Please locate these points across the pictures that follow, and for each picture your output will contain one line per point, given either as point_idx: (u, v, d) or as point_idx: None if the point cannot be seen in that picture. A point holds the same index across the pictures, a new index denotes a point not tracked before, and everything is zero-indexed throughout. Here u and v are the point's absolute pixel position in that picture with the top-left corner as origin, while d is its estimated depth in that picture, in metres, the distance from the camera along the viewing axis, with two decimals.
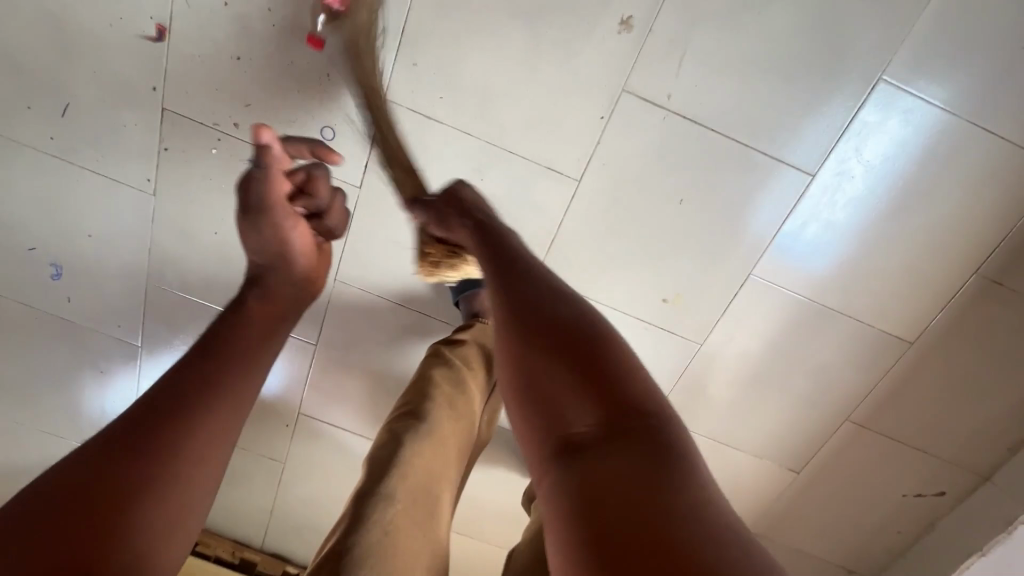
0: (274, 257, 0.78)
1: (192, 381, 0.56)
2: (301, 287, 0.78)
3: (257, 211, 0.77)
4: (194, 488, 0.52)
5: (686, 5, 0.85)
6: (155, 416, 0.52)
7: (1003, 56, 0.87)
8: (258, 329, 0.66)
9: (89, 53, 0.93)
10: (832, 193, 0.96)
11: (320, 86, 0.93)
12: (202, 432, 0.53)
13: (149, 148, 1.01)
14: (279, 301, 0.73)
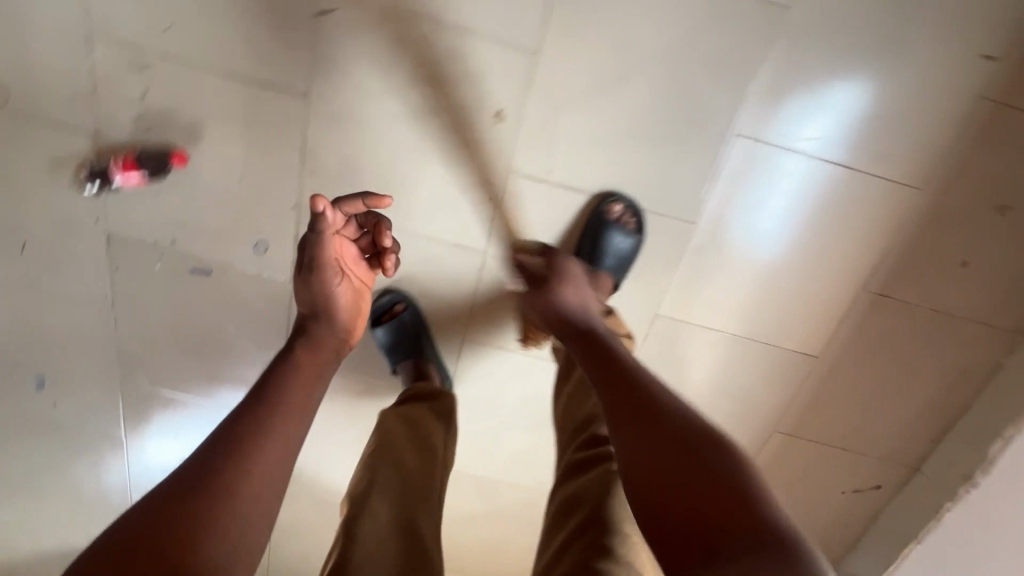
0: (318, 312, 0.86)
1: (250, 422, 0.65)
2: (341, 339, 0.86)
3: (310, 269, 0.85)
4: (257, 528, 0.58)
5: (549, 93, 0.93)
6: (223, 451, 0.61)
7: (848, 100, 0.94)
8: (301, 375, 0.74)
9: (36, 197, 1.05)
10: (766, 195, 1.00)
11: (241, 200, 1.04)
12: (257, 468, 0.61)
13: (102, 269, 1.12)
14: (322, 348, 0.81)
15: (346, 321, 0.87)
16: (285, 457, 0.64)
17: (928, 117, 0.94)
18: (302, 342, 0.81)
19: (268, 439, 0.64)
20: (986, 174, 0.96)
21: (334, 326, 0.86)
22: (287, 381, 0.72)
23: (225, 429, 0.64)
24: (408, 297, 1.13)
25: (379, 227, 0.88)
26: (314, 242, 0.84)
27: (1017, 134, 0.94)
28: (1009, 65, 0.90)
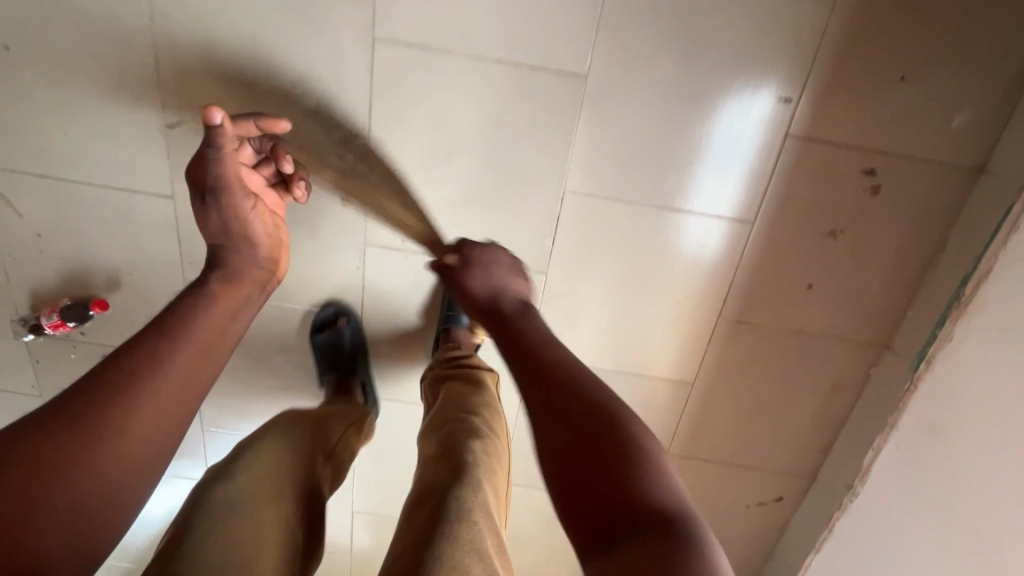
0: (229, 240, 0.94)
1: (157, 353, 0.73)
2: (261, 273, 0.96)
3: (215, 195, 0.89)
4: (160, 439, 0.70)
5: (387, 174, 1.02)
6: (124, 379, 0.69)
7: (664, 151, 1.00)
8: (219, 310, 0.84)
9: None
10: (718, 170, 1.00)
11: (136, 291, 1.14)
12: (158, 399, 0.70)
13: (24, 363, 1.22)
14: (236, 280, 0.91)
15: (264, 256, 0.97)
16: (191, 390, 0.75)
17: (742, 160, 1.00)
18: (217, 271, 0.90)
19: (177, 378, 0.73)
20: (806, 205, 1.02)
21: (253, 255, 0.95)
22: (194, 319, 0.79)
23: (134, 351, 0.73)
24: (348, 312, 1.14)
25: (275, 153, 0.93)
26: (214, 168, 0.87)
27: (827, 166, 0.99)
28: (807, 105, 0.95)
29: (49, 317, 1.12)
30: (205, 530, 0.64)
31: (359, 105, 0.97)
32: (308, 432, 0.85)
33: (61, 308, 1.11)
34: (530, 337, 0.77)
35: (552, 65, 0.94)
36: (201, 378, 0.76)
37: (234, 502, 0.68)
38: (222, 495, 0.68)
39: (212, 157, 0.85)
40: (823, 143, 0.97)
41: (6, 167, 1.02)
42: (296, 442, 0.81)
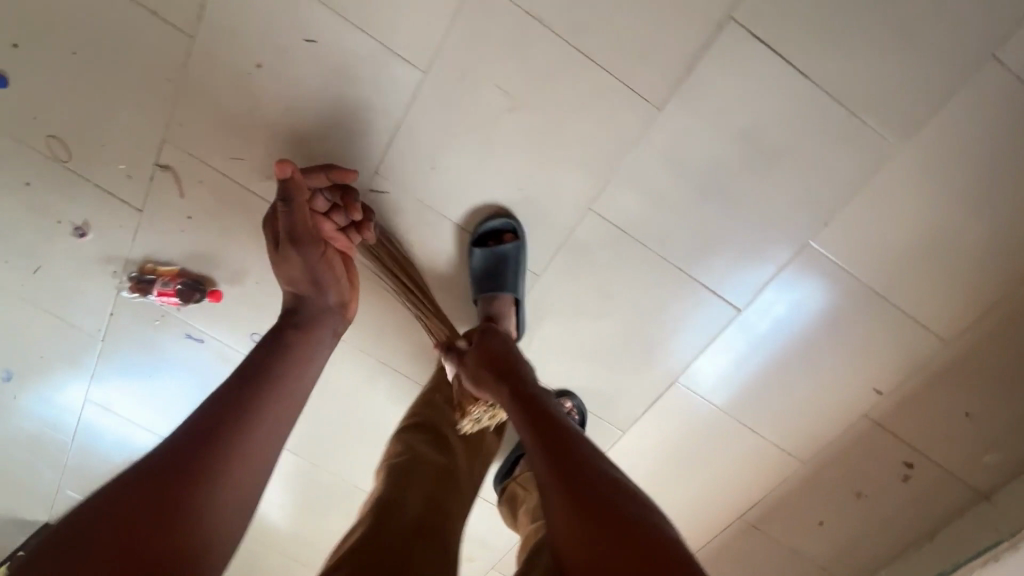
0: (305, 285, 0.93)
1: (229, 414, 0.67)
2: (333, 307, 0.94)
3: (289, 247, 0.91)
4: (236, 508, 0.64)
5: (538, 306, 1.12)
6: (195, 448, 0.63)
7: (765, 385, 1.16)
8: (293, 355, 0.79)
9: (67, 237, 1.14)
10: (746, 329, 1.10)
11: (252, 296, 1.16)
12: (234, 466, 0.64)
13: (103, 308, 1.21)
14: (311, 325, 0.87)
15: (336, 297, 0.95)
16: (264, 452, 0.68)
17: (819, 413, 1.17)
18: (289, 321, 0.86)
19: (249, 433, 0.67)
20: (848, 465, 1.21)
21: (327, 297, 0.94)
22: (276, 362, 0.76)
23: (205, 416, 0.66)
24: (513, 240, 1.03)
25: (346, 201, 0.98)
26: (288, 215, 0.90)
27: (879, 446, 1.18)
28: (890, 399, 1.14)
29: (166, 285, 1.12)
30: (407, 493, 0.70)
31: (547, 247, 1.06)
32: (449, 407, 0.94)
33: (183, 277, 1.13)
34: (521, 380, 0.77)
35: (721, 288, 1.07)
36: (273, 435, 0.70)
37: (418, 469, 0.75)
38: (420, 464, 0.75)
39: (288, 211, 0.89)
40: (886, 430, 1.16)
41: (197, 151, 1.03)
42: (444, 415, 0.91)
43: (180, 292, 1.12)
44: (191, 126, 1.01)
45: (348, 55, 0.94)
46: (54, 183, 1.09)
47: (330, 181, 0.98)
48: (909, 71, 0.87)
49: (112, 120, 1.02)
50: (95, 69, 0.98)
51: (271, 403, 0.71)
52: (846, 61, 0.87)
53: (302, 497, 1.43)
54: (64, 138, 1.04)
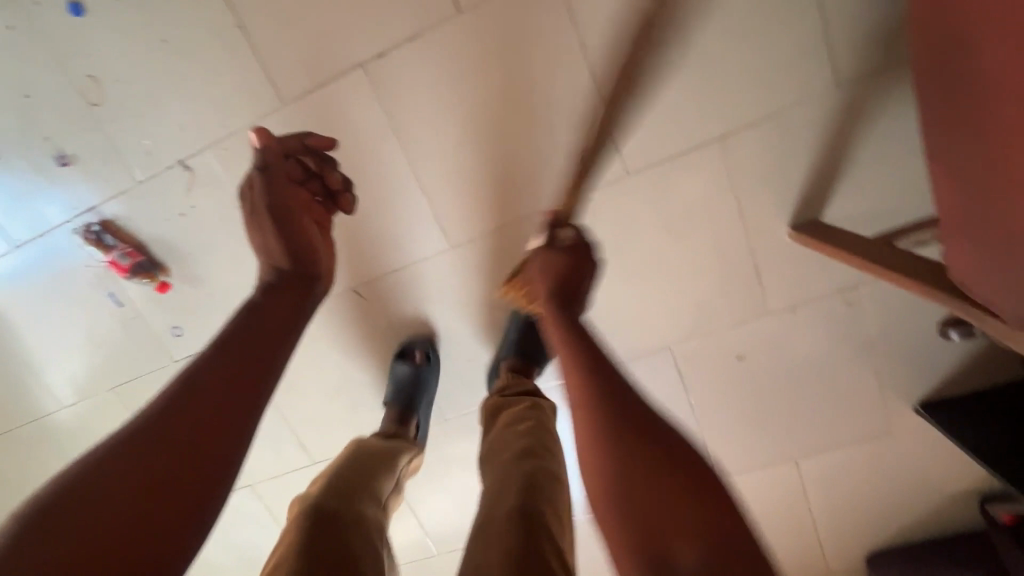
0: (281, 261, 0.87)
1: (196, 395, 0.65)
2: (312, 279, 0.88)
3: (261, 218, 0.88)
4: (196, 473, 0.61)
5: (429, 436, 1.33)
6: (149, 444, 0.60)
7: None
8: (269, 323, 0.76)
9: (40, 153, 1.10)
10: None
11: (196, 302, 1.20)
12: (165, 441, 0.61)
13: (36, 226, 1.17)
14: (280, 303, 0.80)
15: (321, 267, 0.90)
16: (233, 422, 0.65)
17: None
18: (262, 291, 0.82)
19: (183, 414, 0.63)
20: None
21: (301, 269, 0.87)
22: (241, 331, 0.73)
23: (167, 405, 0.64)
24: (424, 364, 1.18)
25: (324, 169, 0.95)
26: (265, 185, 0.89)
27: None
28: None
29: (122, 258, 1.14)
30: (333, 502, 0.75)
31: (461, 402, 1.28)
32: (373, 470, 0.88)
33: (142, 258, 1.15)
34: (610, 368, 0.72)
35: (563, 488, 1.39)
36: (236, 412, 0.66)
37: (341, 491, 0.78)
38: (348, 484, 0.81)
39: (264, 183, 0.88)
40: None
41: (224, 173, 1.09)
42: (365, 475, 0.86)
43: (133, 270, 1.15)
44: (234, 154, 1.07)
45: (400, 194, 1.07)
46: (63, 110, 1.06)
47: (307, 146, 0.95)
48: (750, 440, 1.21)
49: (163, 104, 1.04)
50: (177, 61, 1.01)
51: (233, 383, 0.67)
52: (719, 413, 1.19)
53: None
54: (101, 86, 1.03)
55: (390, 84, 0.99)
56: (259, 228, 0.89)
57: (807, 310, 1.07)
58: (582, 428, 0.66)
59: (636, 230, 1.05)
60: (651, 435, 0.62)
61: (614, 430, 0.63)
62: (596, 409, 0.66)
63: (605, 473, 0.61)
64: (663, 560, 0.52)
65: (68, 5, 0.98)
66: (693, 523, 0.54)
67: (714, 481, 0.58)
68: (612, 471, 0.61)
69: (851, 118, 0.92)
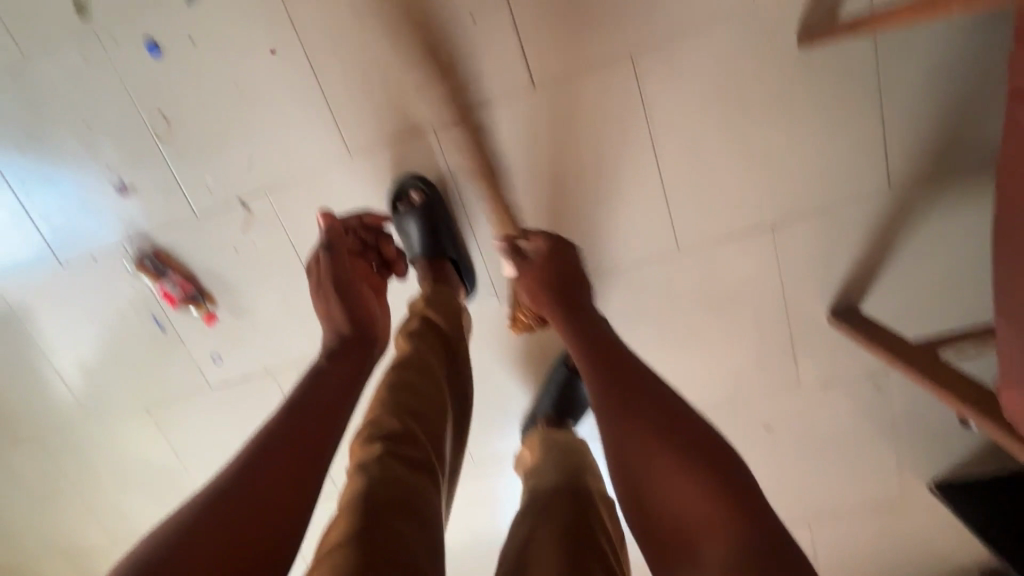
0: (343, 325, 0.84)
1: (260, 471, 0.61)
2: (374, 338, 0.85)
3: (325, 291, 0.88)
4: (274, 527, 0.58)
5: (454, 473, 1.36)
6: (231, 505, 0.58)
7: None
8: (336, 387, 0.72)
9: (101, 180, 1.12)
10: None
11: (239, 333, 1.22)
12: (246, 500, 0.59)
13: (87, 248, 1.18)
14: (348, 356, 0.79)
15: (382, 327, 0.88)
16: (296, 498, 0.61)
17: None
18: (326, 355, 0.78)
19: (265, 473, 0.61)
20: None
21: (364, 329, 0.85)
22: (315, 385, 0.71)
23: (247, 464, 0.62)
24: (432, 189, 1.03)
25: (380, 241, 0.99)
26: (331, 260, 0.90)
27: None
28: None
29: (173, 288, 1.15)
30: (382, 454, 0.69)
31: (489, 444, 1.31)
32: (427, 404, 0.78)
33: (192, 289, 1.16)
34: (628, 363, 0.68)
35: None
36: (312, 468, 0.63)
37: (388, 432, 0.72)
38: (394, 415, 0.74)
39: (331, 257, 0.90)
40: None
41: (286, 216, 1.11)
42: (416, 415, 0.75)
43: (183, 300, 1.16)
44: (297, 198, 1.09)
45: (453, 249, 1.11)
46: (129, 142, 1.08)
47: (363, 223, 0.99)
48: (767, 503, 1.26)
49: (233, 145, 1.06)
50: (251, 106, 1.03)
51: (309, 437, 0.65)
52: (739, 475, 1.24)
53: (147, 481, 1.45)
54: (172, 123, 1.06)
55: (460, 147, 1.03)
56: (323, 299, 0.88)
57: (834, 388, 1.12)
58: (603, 431, 0.63)
59: (683, 302, 1.09)
60: (669, 428, 0.60)
61: (629, 427, 0.61)
62: (614, 417, 0.63)
63: (625, 478, 0.60)
64: (704, 559, 0.50)
65: (146, 45, 1.00)
66: (720, 513, 0.52)
67: (745, 481, 0.55)
68: (626, 471, 0.60)
69: (896, 219, 0.97)
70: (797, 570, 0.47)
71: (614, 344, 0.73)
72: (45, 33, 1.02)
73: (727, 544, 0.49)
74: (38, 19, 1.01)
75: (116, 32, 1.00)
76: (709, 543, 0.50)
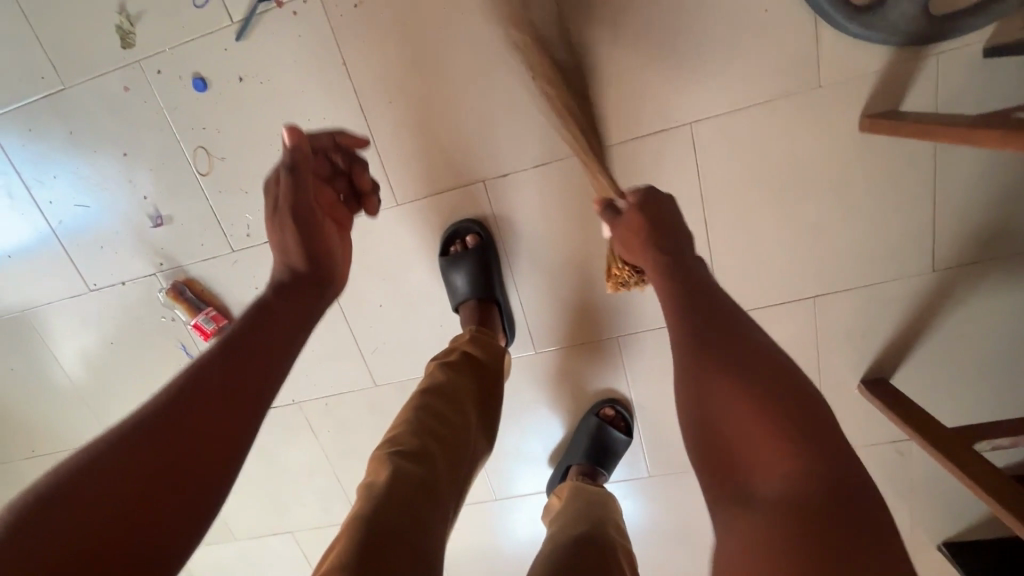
0: (298, 259, 0.78)
1: (188, 409, 0.57)
2: (330, 279, 0.80)
3: (283, 220, 0.78)
4: (202, 480, 0.56)
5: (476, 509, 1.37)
6: (151, 442, 0.54)
7: None
8: (278, 327, 0.69)
9: (137, 209, 1.10)
10: None
11: None
12: (173, 439, 0.55)
13: (118, 274, 1.16)
14: (301, 298, 0.75)
15: (339, 271, 0.83)
16: (227, 444, 0.58)
17: None
18: (273, 290, 0.74)
19: (193, 411, 0.58)
20: None
21: (318, 268, 0.80)
22: (263, 327, 0.68)
23: (172, 396, 0.58)
24: (488, 237, 1.02)
25: (354, 169, 0.87)
26: (293, 186, 0.77)
27: None
28: None
29: (207, 323, 1.12)
30: (408, 476, 0.69)
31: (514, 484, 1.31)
32: (447, 430, 0.78)
33: (225, 322, 1.14)
34: (713, 296, 0.63)
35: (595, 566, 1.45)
36: (247, 416, 0.61)
37: (414, 457, 0.72)
38: (423, 443, 0.74)
39: (294, 178, 0.76)
40: None
41: None
42: (433, 440, 0.75)
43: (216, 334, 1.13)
44: None
45: None
46: (168, 174, 1.05)
47: (337, 145, 0.85)
48: None
49: None
50: None
51: (248, 385, 0.62)
52: None
53: None
54: (211, 157, 1.03)
55: (506, 202, 1.00)
56: (279, 228, 0.78)
57: (860, 451, 1.14)
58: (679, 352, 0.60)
59: None
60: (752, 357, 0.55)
61: (707, 352, 0.57)
62: (690, 342, 0.59)
63: (698, 396, 0.56)
64: (772, 495, 0.47)
65: (192, 80, 0.97)
66: (796, 446, 0.48)
67: (826, 419, 0.50)
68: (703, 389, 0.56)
69: (940, 299, 0.98)
70: (869, 533, 0.43)
71: (700, 276, 0.67)
72: (83, 59, 0.98)
73: (789, 480, 0.47)
74: (75, 44, 0.97)
75: (157, 64, 0.97)
76: (778, 480, 0.47)
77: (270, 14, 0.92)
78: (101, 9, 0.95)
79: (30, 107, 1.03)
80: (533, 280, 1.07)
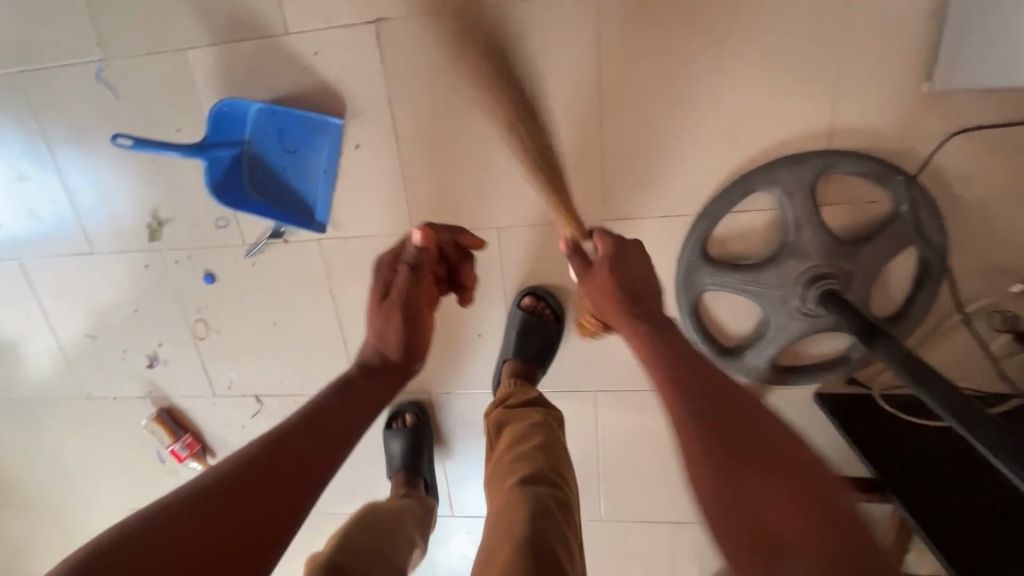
0: (393, 346, 0.93)
1: (280, 459, 0.71)
2: (405, 364, 0.94)
3: (393, 300, 0.93)
4: (271, 526, 0.65)
5: None
6: (237, 490, 0.65)
7: None
8: (357, 405, 0.84)
9: (137, 348, 1.29)
10: None
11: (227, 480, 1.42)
12: (250, 492, 0.65)
13: (111, 390, 1.35)
14: (377, 380, 0.90)
15: (423, 349, 0.97)
16: (296, 498, 0.69)
17: None
18: (362, 371, 0.90)
19: (274, 467, 0.69)
20: None
21: (404, 354, 0.94)
22: (334, 406, 0.81)
23: (257, 455, 0.70)
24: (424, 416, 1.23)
25: (461, 263, 1.00)
26: (409, 283, 0.93)
27: None
28: None
29: (182, 449, 1.32)
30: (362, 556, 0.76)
31: None
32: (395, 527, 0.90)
33: (198, 448, 1.34)
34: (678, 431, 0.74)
35: None
36: (314, 479, 0.72)
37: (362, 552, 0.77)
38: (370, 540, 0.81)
39: (413, 275, 0.93)
40: None
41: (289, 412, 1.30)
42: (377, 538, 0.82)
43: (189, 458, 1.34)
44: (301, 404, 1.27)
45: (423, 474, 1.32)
46: (170, 330, 1.25)
47: (456, 242, 0.99)
48: None
49: (256, 357, 1.24)
50: (278, 336, 1.21)
51: (319, 451, 0.75)
52: None
53: None
54: (208, 328, 1.23)
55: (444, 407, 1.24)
56: (386, 307, 0.93)
57: None
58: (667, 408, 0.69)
59: (597, 548, 1.36)
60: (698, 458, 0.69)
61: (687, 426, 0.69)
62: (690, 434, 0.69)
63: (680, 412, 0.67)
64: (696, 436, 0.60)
65: (203, 274, 1.17)
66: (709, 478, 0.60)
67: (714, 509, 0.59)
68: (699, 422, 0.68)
69: None
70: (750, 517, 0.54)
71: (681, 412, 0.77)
72: (117, 238, 1.17)
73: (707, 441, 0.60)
74: (108, 226, 1.16)
75: (177, 256, 1.16)
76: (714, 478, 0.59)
77: (276, 246, 1.12)
78: (136, 209, 1.14)
79: (62, 258, 1.22)
80: (459, 465, 1.30)
